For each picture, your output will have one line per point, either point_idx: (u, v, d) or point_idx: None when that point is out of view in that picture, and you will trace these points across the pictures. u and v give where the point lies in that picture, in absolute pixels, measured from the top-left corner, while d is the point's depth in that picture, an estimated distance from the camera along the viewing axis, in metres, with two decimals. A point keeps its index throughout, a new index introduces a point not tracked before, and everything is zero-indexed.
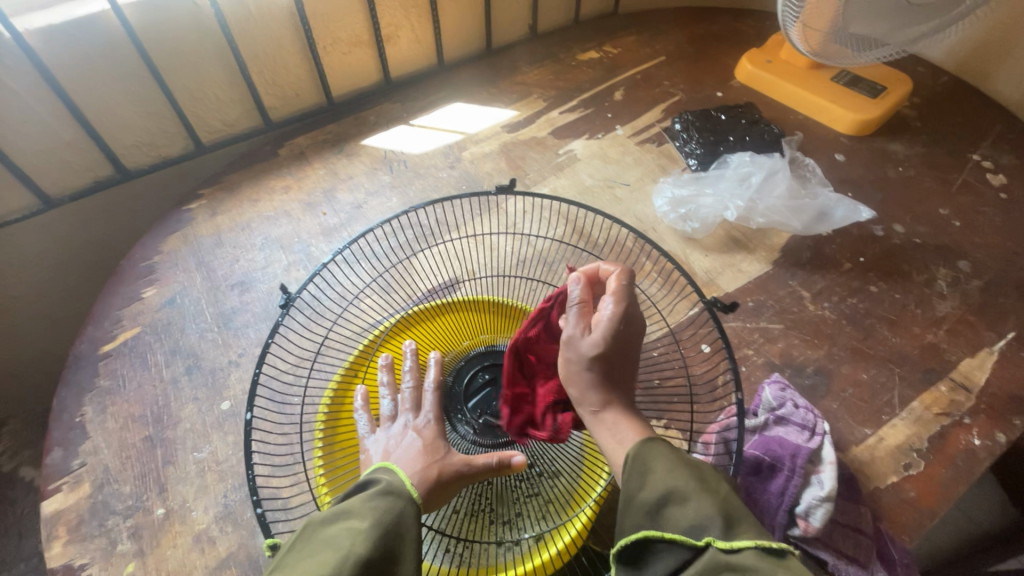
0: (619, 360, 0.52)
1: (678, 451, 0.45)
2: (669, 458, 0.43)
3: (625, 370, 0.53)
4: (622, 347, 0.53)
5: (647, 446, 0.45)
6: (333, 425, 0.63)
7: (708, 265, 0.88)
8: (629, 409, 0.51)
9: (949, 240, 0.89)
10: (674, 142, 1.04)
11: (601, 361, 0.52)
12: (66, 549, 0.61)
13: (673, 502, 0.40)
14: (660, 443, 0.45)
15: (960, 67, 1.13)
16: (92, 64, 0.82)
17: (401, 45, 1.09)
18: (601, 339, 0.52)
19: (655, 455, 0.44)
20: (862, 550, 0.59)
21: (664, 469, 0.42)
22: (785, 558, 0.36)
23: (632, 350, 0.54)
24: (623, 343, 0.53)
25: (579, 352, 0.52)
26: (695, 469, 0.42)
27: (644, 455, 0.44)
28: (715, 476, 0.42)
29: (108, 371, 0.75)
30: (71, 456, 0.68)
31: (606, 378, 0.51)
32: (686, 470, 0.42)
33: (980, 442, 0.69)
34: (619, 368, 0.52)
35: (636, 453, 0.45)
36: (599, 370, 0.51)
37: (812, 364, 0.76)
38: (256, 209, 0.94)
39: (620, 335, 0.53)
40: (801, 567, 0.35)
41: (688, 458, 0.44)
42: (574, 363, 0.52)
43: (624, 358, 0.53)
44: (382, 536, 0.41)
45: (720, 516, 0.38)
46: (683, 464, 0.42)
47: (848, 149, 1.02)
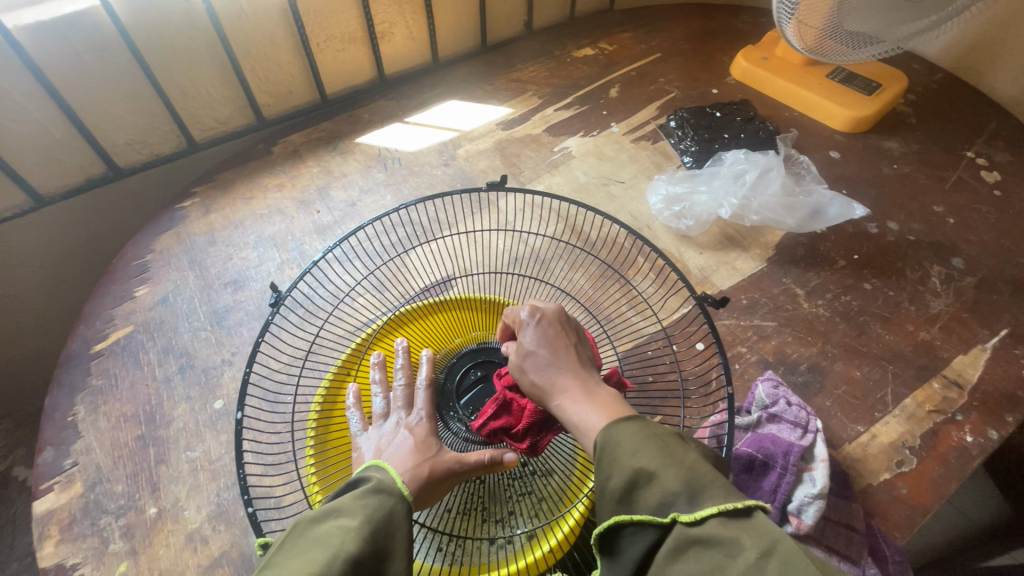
0: (563, 344, 0.53)
1: (643, 425, 0.43)
2: (633, 434, 0.42)
3: (575, 352, 0.53)
4: (561, 333, 0.54)
5: (611, 429, 0.43)
6: (325, 424, 0.63)
7: (703, 262, 0.87)
8: (593, 390, 0.49)
9: (943, 237, 0.89)
10: (669, 140, 1.04)
11: (544, 350, 0.53)
12: (58, 549, 0.61)
13: (640, 483, 0.39)
14: (625, 421, 0.44)
15: (955, 64, 1.12)
16: (84, 61, 0.81)
17: (395, 42, 1.09)
18: (535, 331, 0.54)
19: (618, 435, 0.42)
20: (854, 546, 0.59)
21: (628, 449, 0.41)
22: (750, 519, 0.35)
23: (573, 332, 0.55)
24: (558, 326, 0.54)
25: (522, 350, 0.53)
26: (658, 441, 0.41)
27: (608, 439, 0.42)
28: (681, 445, 0.41)
29: (101, 370, 0.75)
30: (63, 456, 0.68)
31: (558, 366, 0.51)
32: (650, 447, 0.40)
33: (973, 439, 0.69)
34: (566, 351, 0.52)
35: (600, 439, 0.43)
36: (545, 360, 0.52)
37: (806, 362, 0.76)
38: (249, 207, 0.93)
39: (553, 322, 0.55)
40: (767, 524, 0.35)
41: (652, 430, 0.42)
42: (522, 361, 0.53)
43: (566, 341, 0.53)
44: (373, 533, 0.41)
45: (685, 488, 0.37)
46: (648, 439, 0.41)
47: (843, 146, 1.02)
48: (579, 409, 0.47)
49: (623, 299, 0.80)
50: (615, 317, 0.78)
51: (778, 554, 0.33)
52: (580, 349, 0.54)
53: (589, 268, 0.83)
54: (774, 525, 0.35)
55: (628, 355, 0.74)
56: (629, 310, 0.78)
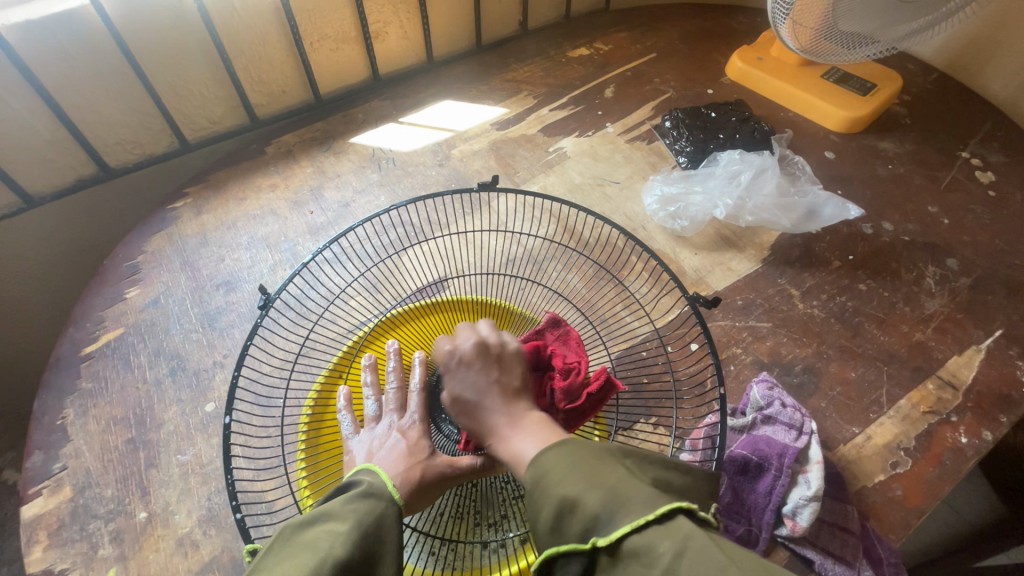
0: (488, 383, 0.50)
1: (569, 449, 0.42)
2: (558, 463, 0.41)
3: (501, 387, 0.50)
4: (484, 370, 0.51)
5: (537, 461, 0.42)
6: (317, 427, 0.62)
7: (698, 263, 0.87)
8: (523, 426, 0.48)
9: (937, 237, 0.89)
10: (664, 140, 1.03)
11: (471, 395, 0.50)
12: (46, 554, 0.61)
13: (564, 512, 0.38)
14: (550, 450, 0.42)
15: (950, 64, 1.12)
16: (73, 61, 0.81)
17: (389, 42, 1.08)
18: (456, 375, 0.52)
19: (543, 466, 0.41)
20: (848, 549, 0.59)
21: (553, 478, 0.40)
22: (666, 522, 0.35)
23: (496, 364, 0.52)
24: (480, 362, 0.52)
25: (451, 397, 0.51)
26: (582, 464, 0.40)
27: (534, 472, 0.41)
28: (606, 464, 0.40)
29: (90, 373, 0.74)
30: (52, 460, 0.67)
31: (487, 407, 0.49)
32: (573, 473, 0.39)
33: (967, 440, 0.69)
34: (489, 392, 0.50)
35: (528, 473, 0.42)
36: (473, 404, 0.50)
37: (801, 363, 0.76)
38: (242, 207, 0.92)
39: (473, 359, 0.52)
40: (686, 525, 0.34)
41: (578, 453, 0.41)
42: (453, 407, 0.51)
43: (490, 378, 0.51)
44: (362, 538, 0.40)
45: (606, 508, 0.36)
46: (573, 464, 0.40)
47: (838, 146, 1.02)
48: (513, 446, 0.46)
49: (618, 300, 0.79)
50: (609, 317, 0.78)
51: (689, 556, 0.32)
52: (506, 379, 0.51)
53: (584, 269, 0.83)
54: (691, 524, 0.34)
55: (622, 357, 0.74)
56: (623, 311, 0.78)
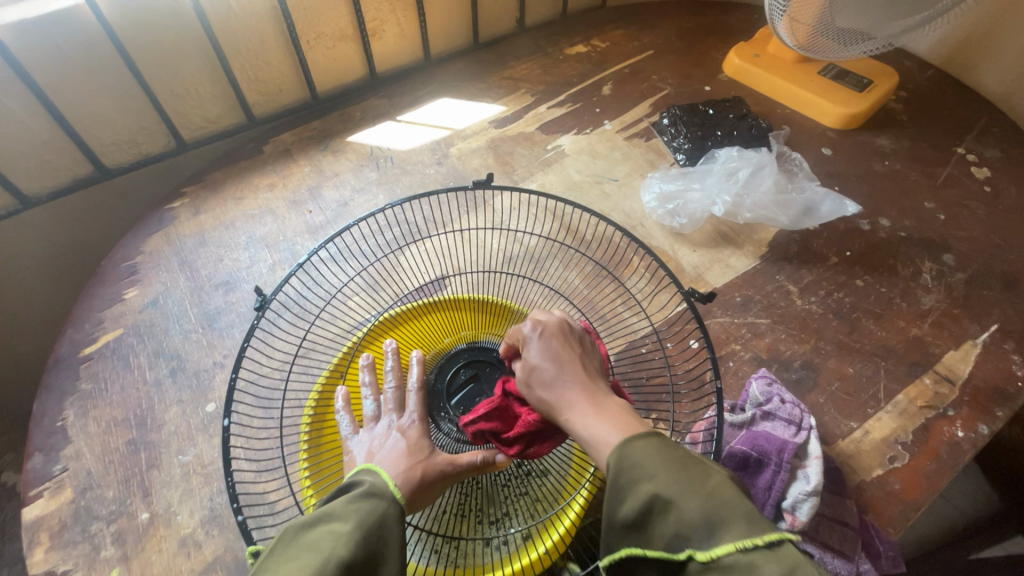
0: (568, 357, 0.53)
1: (663, 446, 0.42)
2: (652, 456, 0.41)
3: (579, 364, 0.52)
4: (565, 346, 0.54)
5: (627, 447, 0.42)
6: (318, 427, 0.62)
7: (697, 261, 0.88)
8: (600, 402, 0.48)
9: (934, 233, 0.89)
10: (662, 137, 1.03)
11: (550, 364, 0.52)
12: (49, 556, 0.61)
13: (656, 510, 0.38)
14: (643, 437, 0.43)
15: (945, 60, 1.13)
16: (67, 60, 0.80)
17: (386, 40, 1.08)
18: (540, 347, 0.54)
19: (636, 456, 0.41)
20: (848, 543, 0.60)
21: (647, 472, 0.40)
22: (773, 550, 0.34)
23: (576, 342, 0.54)
24: (561, 339, 0.54)
25: (528, 367, 0.53)
26: (680, 466, 0.40)
27: (623, 459, 0.41)
28: (703, 470, 0.40)
29: (90, 374, 0.74)
30: (53, 461, 0.67)
31: (564, 380, 0.51)
32: (669, 474, 0.39)
33: (964, 434, 0.69)
34: (570, 363, 0.52)
35: (616, 457, 0.42)
36: (551, 375, 0.51)
37: (799, 359, 0.77)
38: (240, 207, 0.92)
39: (555, 334, 0.54)
40: (792, 556, 0.34)
41: (674, 453, 0.41)
42: (528, 376, 0.53)
43: (571, 354, 0.53)
44: (364, 538, 0.41)
45: (704, 520, 0.37)
46: (668, 463, 0.40)
47: (835, 143, 1.02)
48: (590, 421, 0.47)
49: (618, 297, 0.80)
50: (609, 315, 0.78)
51: None
52: (588, 360, 0.53)
53: (583, 266, 0.83)
54: (799, 557, 0.34)
55: (622, 355, 0.74)
56: (622, 308, 0.78)
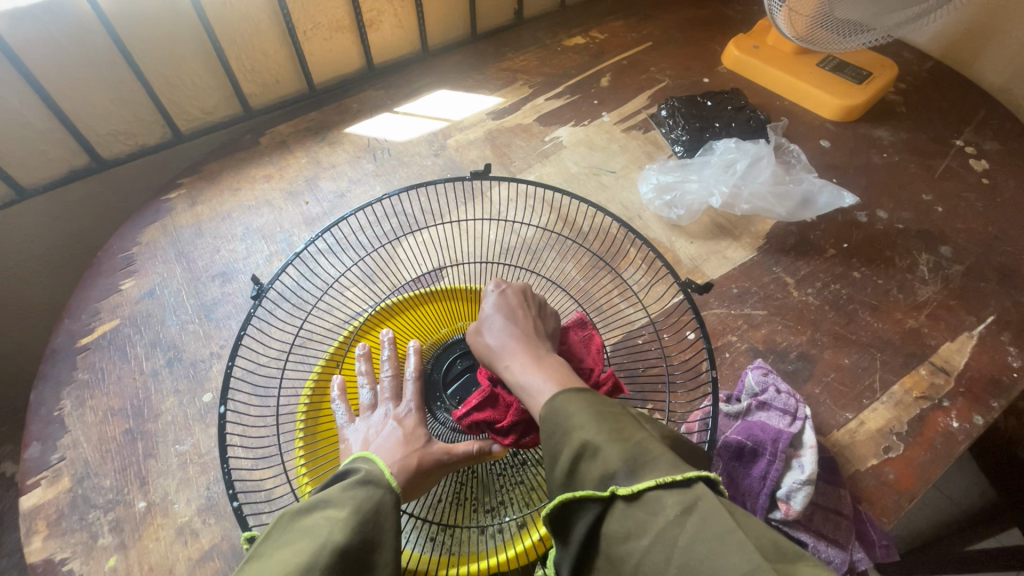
0: (522, 314, 0.56)
1: (594, 399, 0.43)
2: (582, 407, 0.42)
3: (532, 323, 0.55)
4: (521, 304, 0.57)
5: (557, 399, 0.44)
6: (315, 416, 0.62)
7: (694, 252, 0.88)
8: (540, 355, 0.51)
9: (931, 225, 0.89)
10: (660, 129, 1.03)
11: (500, 317, 0.55)
12: (47, 544, 0.61)
13: (584, 456, 0.39)
14: (575, 389, 0.44)
15: (946, 52, 1.13)
16: (62, 48, 0.79)
17: (384, 31, 1.07)
18: (499, 301, 0.57)
19: (568, 408, 0.42)
20: (841, 532, 0.60)
21: (577, 423, 0.41)
22: (688, 486, 0.35)
23: (535, 306, 0.58)
24: (521, 299, 0.57)
25: (483, 317, 0.56)
26: (607, 417, 0.41)
27: (555, 411, 0.43)
28: (630, 423, 0.41)
29: (87, 364, 0.74)
30: (50, 450, 0.67)
31: (510, 332, 0.53)
32: (596, 422, 0.40)
33: (959, 425, 0.70)
34: (523, 320, 0.55)
35: (548, 409, 0.43)
36: (500, 326, 0.54)
37: (795, 350, 0.77)
38: (237, 198, 0.92)
39: (514, 292, 0.58)
40: (703, 491, 0.35)
41: (604, 405, 0.42)
42: (479, 326, 0.56)
43: (525, 312, 0.56)
44: (361, 524, 0.41)
45: (627, 462, 0.37)
46: (596, 414, 0.41)
47: (834, 135, 1.02)
48: (528, 372, 0.49)
49: (615, 289, 0.80)
50: (606, 307, 0.78)
51: (700, 517, 0.33)
52: (542, 324, 0.56)
53: (581, 258, 0.83)
54: (711, 494, 0.35)
55: (618, 346, 0.74)
56: (619, 300, 0.79)
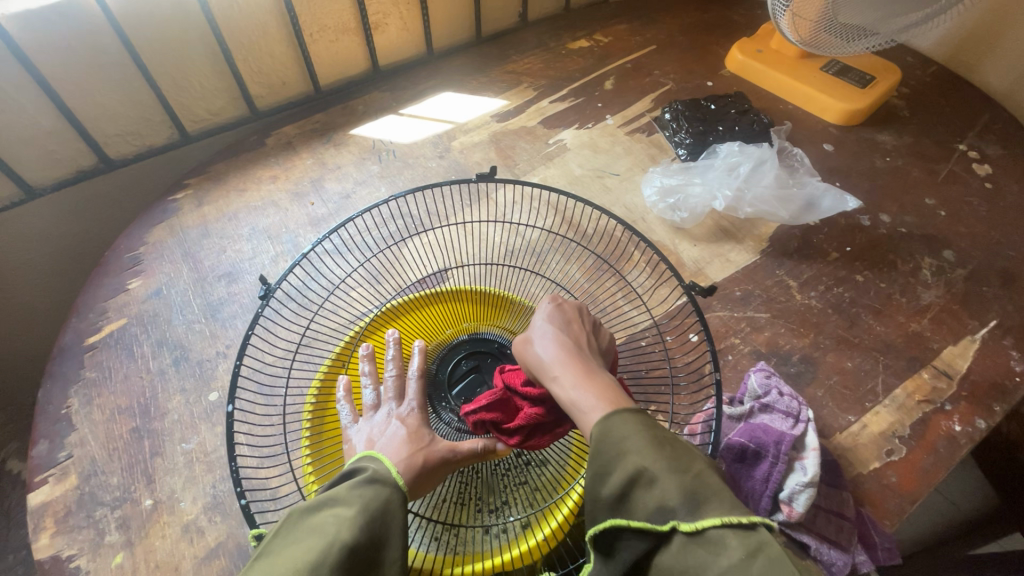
0: (576, 329, 0.54)
1: (650, 424, 0.43)
2: (638, 432, 0.42)
3: (584, 339, 0.54)
4: (576, 320, 0.56)
5: (614, 418, 0.43)
6: (320, 416, 0.62)
7: (697, 255, 0.88)
8: (591, 370, 0.49)
9: (934, 230, 0.90)
10: (664, 132, 1.04)
11: (553, 329, 0.54)
12: (54, 541, 0.61)
13: (640, 485, 0.39)
14: (630, 411, 0.44)
15: (949, 57, 1.13)
16: (72, 50, 0.80)
17: (389, 33, 1.08)
18: (552, 313, 0.56)
19: (623, 431, 0.42)
20: (843, 534, 0.60)
21: (632, 447, 0.41)
22: (751, 530, 0.36)
23: (588, 323, 0.56)
24: (575, 315, 0.56)
25: (534, 327, 0.55)
26: (664, 444, 0.41)
27: (608, 432, 0.42)
28: (688, 451, 0.41)
29: (94, 363, 0.75)
30: (58, 448, 0.68)
31: (561, 344, 0.52)
32: (653, 450, 0.40)
33: (961, 429, 0.70)
34: (576, 336, 0.54)
35: (601, 429, 0.43)
36: (551, 337, 0.53)
37: (798, 353, 0.77)
38: (243, 199, 0.93)
39: (569, 307, 0.57)
40: (765, 536, 0.36)
41: (660, 431, 0.42)
42: (530, 335, 0.55)
43: (578, 328, 0.55)
44: (369, 522, 0.41)
45: (686, 497, 0.38)
46: (654, 441, 0.41)
47: (837, 139, 1.02)
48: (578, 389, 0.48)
49: (618, 291, 0.80)
50: (610, 309, 0.78)
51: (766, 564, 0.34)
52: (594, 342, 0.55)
53: (584, 260, 0.84)
54: (774, 539, 0.36)
55: (622, 348, 0.74)
56: (623, 302, 0.79)
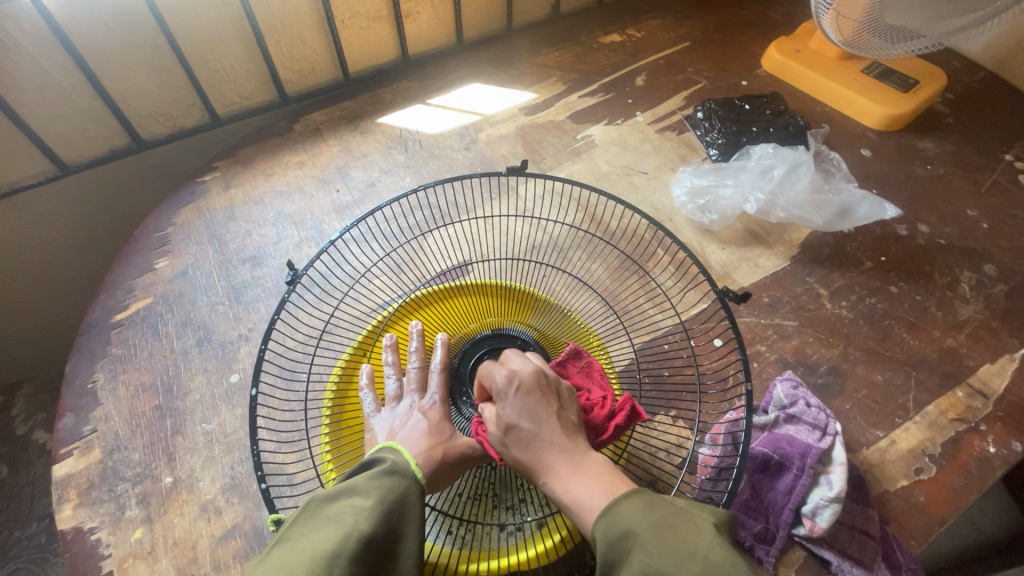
0: (546, 414, 0.48)
1: (647, 506, 0.41)
2: (641, 523, 0.40)
3: (559, 422, 0.48)
4: (543, 400, 0.49)
5: (613, 512, 0.41)
6: (340, 404, 0.62)
7: (725, 258, 0.86)
8: (582, 465, 0.45)
9: (975, 242, 0.86)
10: (695, 131, 1.01)
11: (527, 423, 0.47)
12: (76, 512, 0.62)
13: None
14: (628, 497, 0.42)
15: (998, 62, 1.08)
16: (108, 28, 0.81)
17: (420, 22, 1.07)
18: (515, 404, 0.48)
19: (625, 522, 0.40)
20: (867, 552, 0.59)
21: (637, 541, 0.39)
22: None
23: (553, 395, 0.50)
24: (538, 394, 0.49)
25: (503, 425, 0.48)
26: (666, 531, 0.39)
27: (611, 527, 0.40)
28: (691, 531, 0.40)
29: (120, 340, 0.76)
30: (83, 422, 0.69)
31: (543, 440, 0.46)
32: (657, 543, 0.39)
33: (995, 450, 0.67)
34: (549, 423, 0.47)
35: (603, 526, 0.41)
36: (529, 436, 0.47)
37: (826, 364, 0.75)
38: (269, 183, 0.93)
39: (530, 387, 0.49)
40: None
41: (662, 515, 0.41)
42: (503, 434, 0.48)
43: (550, 409, 0.48)
44: (386, 515, 0.41)
45: None
46: (655, 527, 0.40)
47: (875, 144, 0.99)
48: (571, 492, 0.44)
49: (642, 291, 0.79)
50: (633, 310, 0.77)
51: None
52: (566, 414, 0.49)
53: (609, 259, 0.82)
54: None
55: (644, 349, 0.73)
56: (647, 303, 0.78)
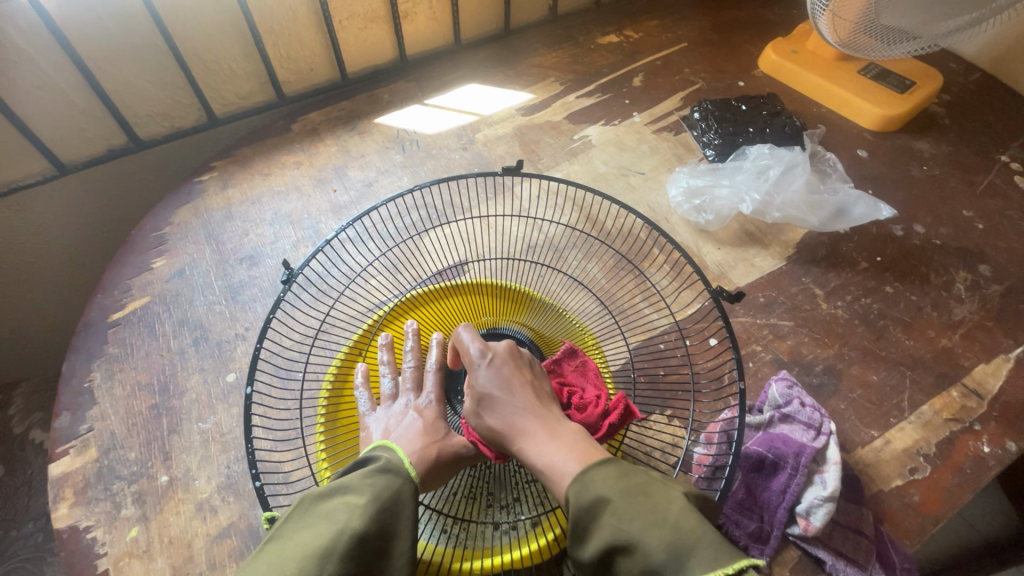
0: (518, 382, 0.51)
1: (618, 474, 0.42)
2: (610, 489, 0.41)
3: (532, 390, 0.51)
4: (516, 371, 0.52)
5: (585, 479, 0.42)
6: (336, 403, 0.62)
7: (720, 258, 0.86)
8: (556, 429, 0.48)
9: (970, 242, 0.87)
10: (692, 132, 1.02)
11: (500, 390, 0.50)
12: (72, 511, 0.63)
13: (622, 550, 0.38)
14: (599, 465, 0.43)
15: (994, 63, 1.09)
16: (106, 29, 0.81)
17: (418, 22, 1.07)
18: (489, 373, 0.52)
19: (596, 489, 0.41)
20: (862, 552, 0.59)
21: (608, 507, 0.40)
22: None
23: (526, 367, 0.53)
24: (510, 365, 0.53)
25: (477, 394, 0.51)
26: (636, 496, 0.40)
27: (582, 494, 0.41)
28: (662, 497, 0.40)
29: (117, 339, 0.76)
30: (80, 421, 0.69)
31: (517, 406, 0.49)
32: (627, 507, 0.39)
33: (989, 450, 0.67)
34: (522, 390, 0.50)
35: (574, 492, 0.41)
36: (502, 402, 0.50)
37: (822, 363, 0.75)
38: (267, 183, 0.93)
39: (503, 359, 0.53)
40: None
41: (634, 482, 0.41)
42: (478, 403, 0.51)
43: (522, 378, 0.52)
44: (379, 512, 0.41)
45: (670, 553, 0.36)
46: (624, 493, 0.40)
47: (872, 145, 0.99)
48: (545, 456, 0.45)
49: (638, 292, 0.79)
50: (629, 309, 0.77)
51: None
52: (539, 385, 0.52)
53: (605, 259, 0.83)
54: None
55: (640, 349, 0.73)
56: (643, 303, 0.78)
